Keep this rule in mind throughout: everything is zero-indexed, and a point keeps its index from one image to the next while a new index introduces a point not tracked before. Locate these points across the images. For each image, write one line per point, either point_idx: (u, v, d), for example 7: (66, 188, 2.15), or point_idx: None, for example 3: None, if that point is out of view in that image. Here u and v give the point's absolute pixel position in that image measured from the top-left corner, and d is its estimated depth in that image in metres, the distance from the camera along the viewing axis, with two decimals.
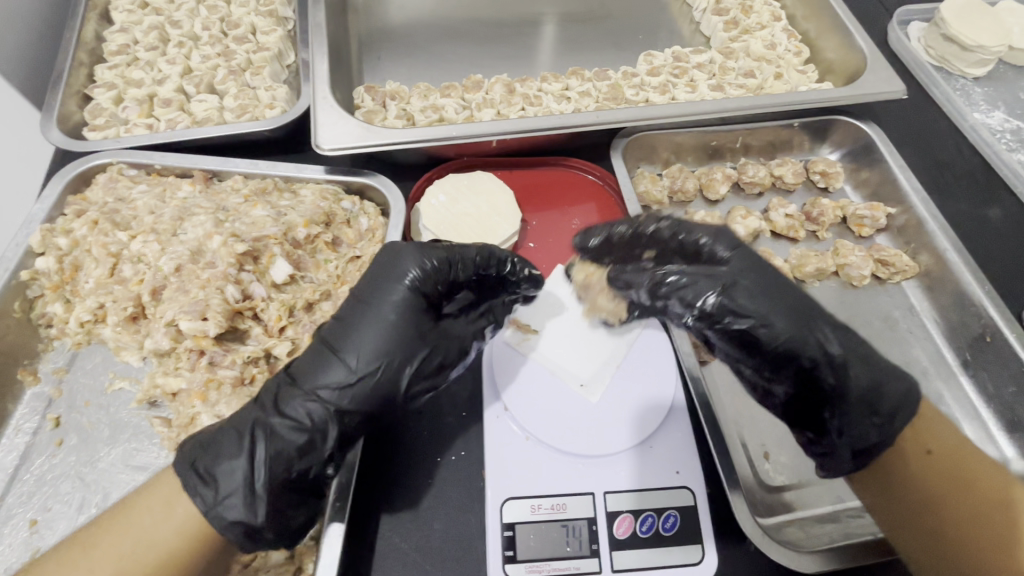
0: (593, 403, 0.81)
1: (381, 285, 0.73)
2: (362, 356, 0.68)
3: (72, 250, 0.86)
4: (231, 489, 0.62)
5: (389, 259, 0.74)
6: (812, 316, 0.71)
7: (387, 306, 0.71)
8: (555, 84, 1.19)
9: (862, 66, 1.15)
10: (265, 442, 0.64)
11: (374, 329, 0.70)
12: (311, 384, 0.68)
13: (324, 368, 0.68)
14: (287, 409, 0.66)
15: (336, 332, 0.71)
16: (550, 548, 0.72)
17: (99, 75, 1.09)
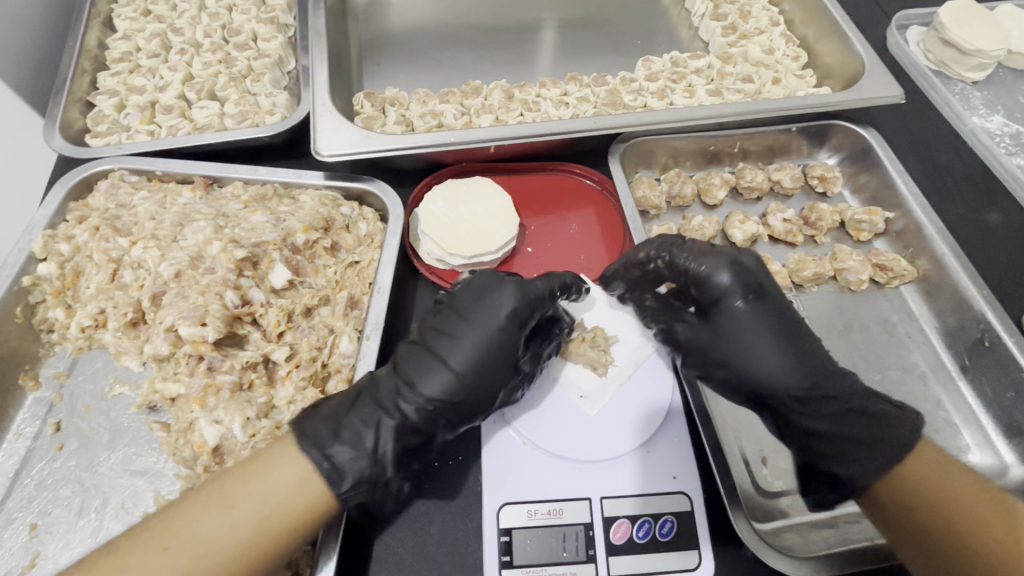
0: (591, 417, 0.80)
1: (485, 304, 0.75)
2: (472, 369, 0.72)
3: (74, 256, 0.87)
4: (354, 478, 0.66)
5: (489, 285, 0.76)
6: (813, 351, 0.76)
7: (495, 324, 0.74)
8: (553, 90, 1.19)
9: (860, 70, 1.16)
10: (379, 441, 0.68)
11: (484, 346, 0.73)
12: (422, 390, 0.71)
13: (431, 375, 0.72)
14: (404, 409, 0.70)
15: (444, 343, 0.73)
16: (546, 554, 0.72)
17: (102, 82, 1.10)
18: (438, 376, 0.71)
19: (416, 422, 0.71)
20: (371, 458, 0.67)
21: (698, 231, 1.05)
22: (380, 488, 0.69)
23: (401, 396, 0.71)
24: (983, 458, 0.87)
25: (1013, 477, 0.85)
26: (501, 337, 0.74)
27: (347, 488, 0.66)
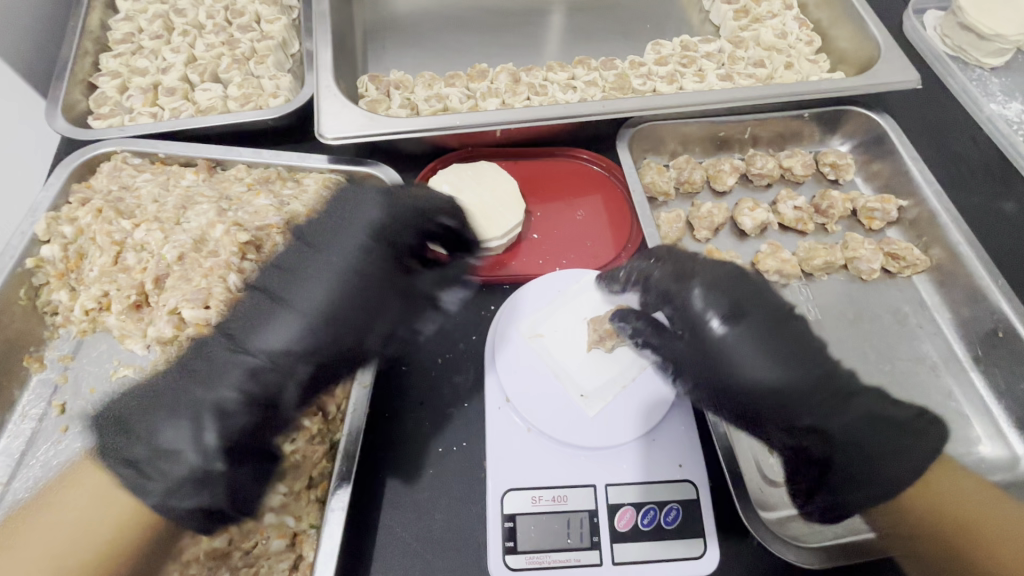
0: (589, 416, 0.78)
1: (323, 237, 0.82)
2: (287, 304, 0.76)
3: (77, 238, 0.86)
4: (179, 428, 0.67)
5: (341, 216, 0.84)
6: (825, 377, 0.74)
7: (340, 257, 0.80)
8: (561, 73, 1.17)
9: (876, 55, 1.13)
10: (226, 388, 0.70)
11: (301, 286, 0.77)
12: (252, 340, 0.74)
13: (264, 322, 0.75)
14: (239, 344, 0.73)
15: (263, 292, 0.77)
16: (551, 540, 0.71)
17: (105, 64, 1.08)
18: (274, 313, 0.76)
19: (255, 355, 0.73)
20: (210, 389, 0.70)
21: (707, 218, 1.04)
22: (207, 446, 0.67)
23: (249, 336, 0.74)
24: (994, 450, 0.86)
25: None
26: (289, 260, 0.80)
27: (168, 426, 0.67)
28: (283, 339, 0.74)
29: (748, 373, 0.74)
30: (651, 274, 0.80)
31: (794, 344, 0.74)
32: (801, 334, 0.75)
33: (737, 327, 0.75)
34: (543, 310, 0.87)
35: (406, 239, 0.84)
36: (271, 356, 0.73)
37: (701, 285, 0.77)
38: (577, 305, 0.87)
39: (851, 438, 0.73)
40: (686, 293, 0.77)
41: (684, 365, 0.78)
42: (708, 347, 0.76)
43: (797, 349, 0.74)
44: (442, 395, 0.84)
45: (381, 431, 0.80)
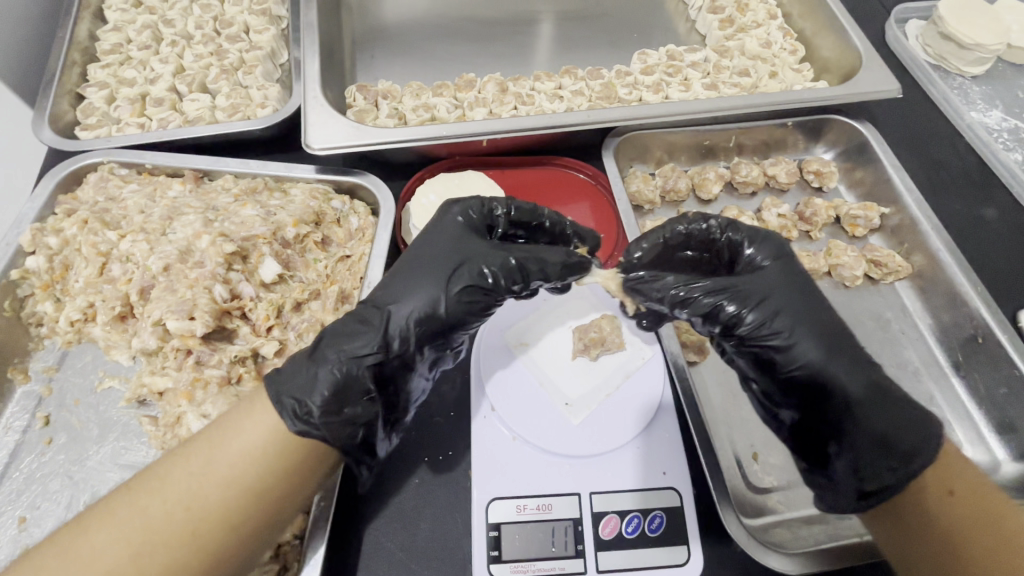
0: (574, 424, 0.79)
1: (446, 248, 0.75)
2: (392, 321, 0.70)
3: (63, 249, 0.86)
4: (309, 386, 0.64)
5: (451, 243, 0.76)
6: (854, 352, 0.68)
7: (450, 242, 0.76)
8: (548, 83, 1.18)
9: (857, 64, 1.14)
10: (384, 330, 0.69)
11: (411, 285, 0.72)
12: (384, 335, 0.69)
13: (358, 335, 0.68)
14: (349, 353, 0.67)
15: (428, 258, 0.74)
16: (535, 548, 0.71)
17: (92, 75, 1.09)
18: (372, 320, 0.70)
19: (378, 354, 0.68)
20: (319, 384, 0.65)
21: None
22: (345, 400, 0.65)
23: (390, 297, 0.72)
24: (975, 455, 0.87)
25: (1006, 475, 0.85)
26: (433, 241, 0.76)
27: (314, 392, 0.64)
28: (429, 298, 0.71)
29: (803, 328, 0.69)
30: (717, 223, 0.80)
31: (831, 314, 0.71)
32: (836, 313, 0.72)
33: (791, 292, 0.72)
34: (530, 318, 0.88)
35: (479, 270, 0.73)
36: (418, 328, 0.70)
37: (760, 243, 0.77)
38: (564, 313, 0.88)
39: (885, 418, 0.66)
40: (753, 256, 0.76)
41: (750, 309, 0.69)
42: (759, 289, 0.71)
43: (836, 321, 0.71)
44: (428, 404, 0.84)
45: None
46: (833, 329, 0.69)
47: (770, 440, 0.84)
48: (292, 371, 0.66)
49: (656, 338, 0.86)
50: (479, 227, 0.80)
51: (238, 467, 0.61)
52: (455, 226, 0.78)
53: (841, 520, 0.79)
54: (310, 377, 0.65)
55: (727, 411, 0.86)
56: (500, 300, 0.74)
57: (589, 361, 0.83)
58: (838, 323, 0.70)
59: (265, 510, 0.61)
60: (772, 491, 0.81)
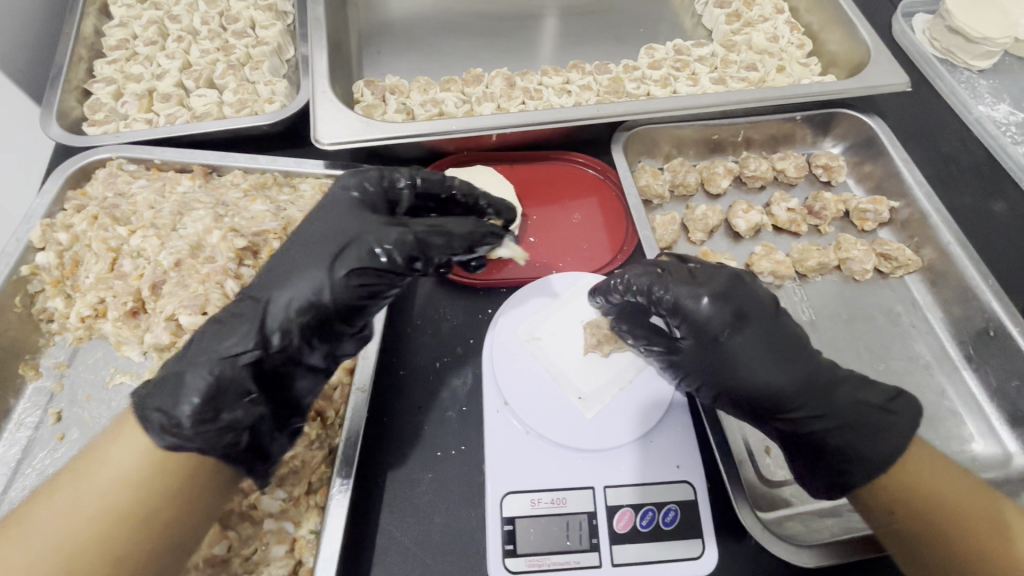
0: (587, 418, 0.79)
1: (331, 230, 0.72)
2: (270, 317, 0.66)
3: (73, 245, 0.86)
4: (170, 396, 0.58)
5: (333, 221, 0.72)
6: (826, 394, 0.73)
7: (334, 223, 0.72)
8: (555, 78, 1.18)
9: (866, 57, 1.14)
10: (260, 326, 0.65)
11: (292, 275, 0.68)
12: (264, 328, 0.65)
13: (233, 331, 0.64)
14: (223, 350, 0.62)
15: (307, 243, 0.71)
16: (550, 543, 0.71)
17: (99, 70, 1.08)
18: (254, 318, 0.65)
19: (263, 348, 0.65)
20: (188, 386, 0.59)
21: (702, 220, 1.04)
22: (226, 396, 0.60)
23: (274, 286, 0.68)
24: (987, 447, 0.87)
25: (1017, 467, 0.85)
26: (318, 222, 0.73)
27: (186, 399, 0.58)
28: (312, 284, 0.68)
29: (760, 376, 0.73)
30: (660, 284, 0.75)
31: (794, 362, 0.74)
32: (798, 344, 0.75)
33: (744, 329, 0.74)
34: (542, 312, 0.87)
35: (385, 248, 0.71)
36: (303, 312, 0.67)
37: (709, 292, 0.74)
38: (577, 308, 0.88)
39: (871, 458, 0.70)
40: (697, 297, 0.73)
41: (696, 384, 0.76)
42: (721, 358, 0.74)
43: (798, 365, 0.74)
44: (440, 398, 0.84)
45: (379, 435, 0.80)
46: (801, 383, 0.73)
47: None
48: (162, 379, 0.60)
49: (668, 332, 0.86)
50: (375, 200, 0.78)
51: (111, 494, 0.55)
52: (335, 209, 0.74)
53: (854, 513, 0.79)
54: (178, 388, 0.60)
55: None
56: (399, 281, 0.73)
57: (601, 355, 0.83)
58: (807, 371, 0.73)
59: (148, 535, 0.56)
60: (785, 485, 0.81)
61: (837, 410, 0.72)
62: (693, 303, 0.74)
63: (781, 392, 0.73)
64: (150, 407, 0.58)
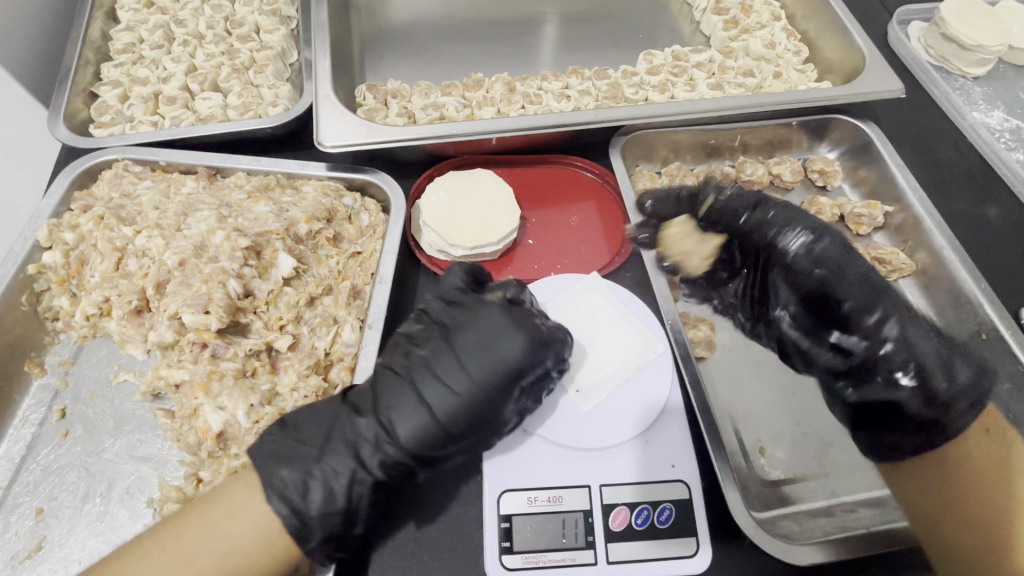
0: (584, 411, 0.80)
1: (482, 334, 0.75)
2: (397, 425, 0.71)
3: (79, 245, 0.87)
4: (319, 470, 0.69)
5: (489, 329, 0.75)
6: (884, 298, 0.78)
7: (486, 378, 0.72)
8: (555, 83, 1.20)
9: (861, 64, 1.16)
10: (386, 426, 0.71)
11: (461, 357, 0.73)
12: (389, 423, 0.71)
13: (404, 415, 0.71)
14: (363, 447, 0.71)
15: (416, 370, 0.73)
16: (546, 540, 0.73)
17: (106, 74, 1.10)
18: (415, 410, 0.71)
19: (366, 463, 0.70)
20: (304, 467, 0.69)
21: None
22: (338, 495, 0.68)
23: (395, 398, 0.72)
24: None
25: None
26: (447, 368, 0.73)
27: (285, 468, 0.68)
28: (443, 396, 0.71)
29: (852, 289, 0.79)
30: (769, 230, 0.86)
31: (874, 290, 0.79)
32: (869, 274, 0.80)
33: (877, 283, 0.79)
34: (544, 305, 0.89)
35: (524, 362, 0.73)
36: (420, 450, 0.71)
37: (826, 239, 0.83)
38: (578, 304, 0.89)
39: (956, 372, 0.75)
40: (790, 231, 0.85)
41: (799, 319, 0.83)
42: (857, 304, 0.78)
43: (874, 289, 0.79)
44: None
45: None
46: (901, 319, 0.77)
47: (776, 434, 0.85)
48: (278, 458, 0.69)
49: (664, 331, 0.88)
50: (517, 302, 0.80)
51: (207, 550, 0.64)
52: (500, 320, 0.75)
53: (848, 513, 0.80)
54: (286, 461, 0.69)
55: (734, 405, 0.87)
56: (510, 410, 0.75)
57: (601, 350, 0.85)
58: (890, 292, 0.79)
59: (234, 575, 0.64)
60: (779, 485, 0.82)
61: (912, 322, 0.77)
62: (839, 254, 0.81)
63: (885, 325, 0.77)
64: (273, 481, 0.67)
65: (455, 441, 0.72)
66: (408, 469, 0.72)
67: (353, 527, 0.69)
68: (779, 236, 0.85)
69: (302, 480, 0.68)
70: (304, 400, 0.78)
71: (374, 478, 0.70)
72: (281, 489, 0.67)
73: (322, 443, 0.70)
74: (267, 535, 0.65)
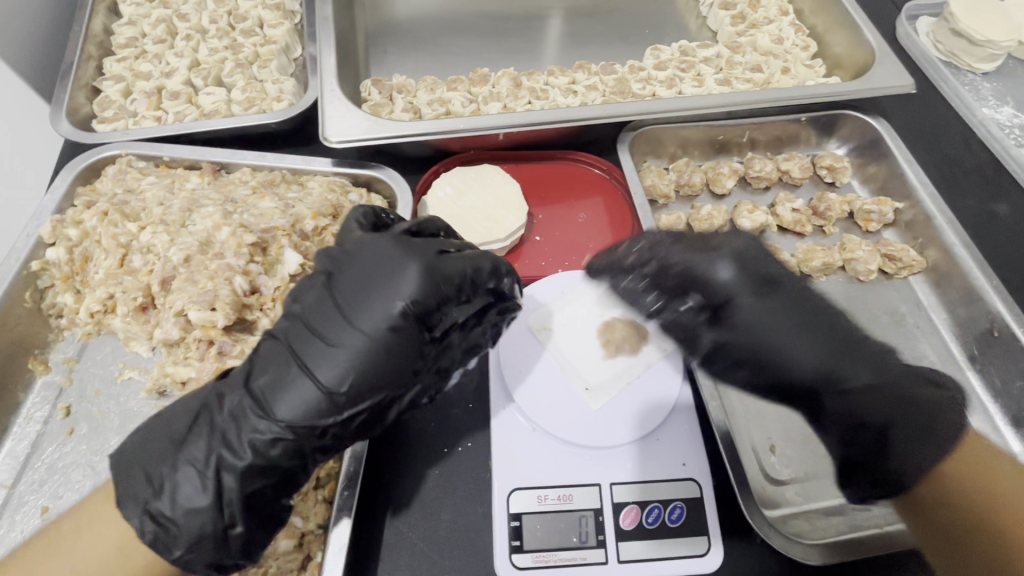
0: (592, 410, 0.79)
1: (372, 287, 0.67)
2: (278, 402, 0.63)
3: (83, 241, 0.86)
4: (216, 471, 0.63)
5: (379, 273, 0.67)
6: (847, 343, 0.75)
7: (375, 329, 0.65)
8: (562, 78, 1.19)
9: (870, 59, 1.15)
10: (263, 399, 0.64)
11: (352, 310, 0.66)
12: (274, 397, 0.64)
13: (286, 391, 0.64)
14: (244, 428, 0.64)
15: (295, 330, 0.67)
16: (556, 539, 0.72)
17: (109, 68, 1.09)
18: (300, 381, 0.64)
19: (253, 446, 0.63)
20: (182, 459, 0.63)
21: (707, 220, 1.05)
22: (206, 487, 0.62)
23: (284, 364, 0.65)
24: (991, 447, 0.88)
25: None
26: (330, 325, 0.66)
27: (168, 467, 0.63)
28: (338, 361, 0.64)
29: (790, 346, 0.74)
30: (680, 254, 0.78)
31: (828, 329, 0.75)
32: (820, 308, 0.77)
33: (792, 302, 0.76)
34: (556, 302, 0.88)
35: (419, 306, 0.66)
36: (306, 420, 0.63)
37: (727, 262, 0.77)
38: (590, 302, 0.88)
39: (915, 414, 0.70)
40: (711, 260, 0.77)
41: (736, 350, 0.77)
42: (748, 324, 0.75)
43: (823, 322, 0.76)
44: (448, 394, 0.84)
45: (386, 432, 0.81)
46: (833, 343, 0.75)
47: (787, 433, 0.85)
48: (151, 462, 0.63)
49: None
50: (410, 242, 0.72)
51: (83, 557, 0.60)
52: (392, 265, 0.67)
53: (860, 512, 0.79)
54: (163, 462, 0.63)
55: (744, 403, 0.87)
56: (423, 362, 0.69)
57: (611, 348, 0.84)
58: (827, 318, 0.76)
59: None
60: (790, 483, 0.81)
61: (861, 354, 0.74)
62: (751, 276, 0.77)
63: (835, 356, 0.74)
64: (125, 489, 0.62)
65: (348, 402, 0.64)
66: (300, 445, 0.65)
67: (232, 527, 0.63)
68: (702, 273, 0.77)
69: (193, 476, 0.62)
70: None
71: (246, 463, 0.63)
72: (136, 494, 0.61)
73: (186, 427, 0.64)
74: (121, 543, 0.61)
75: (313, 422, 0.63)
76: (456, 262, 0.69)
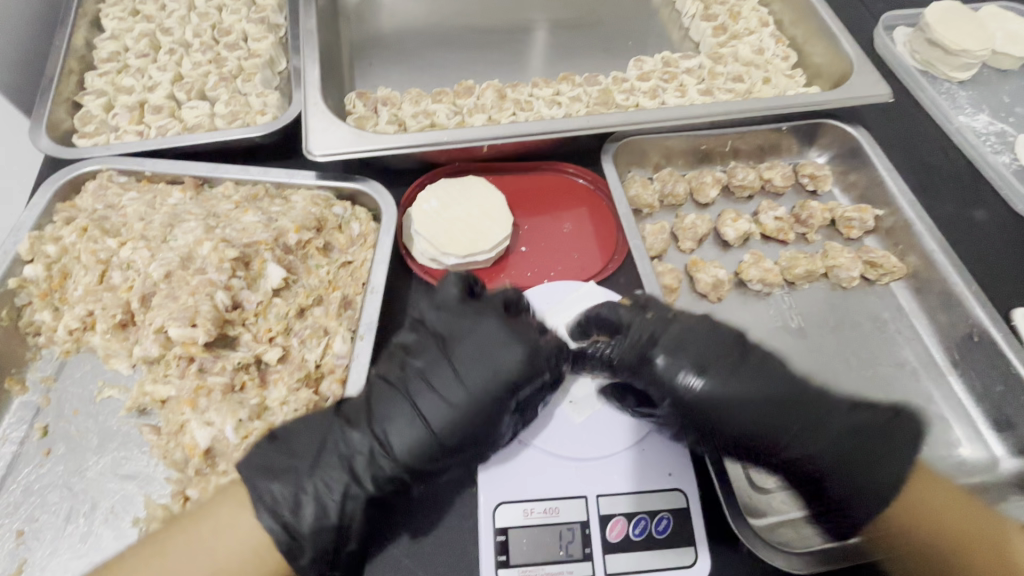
0: (575, 423, 0.80)
1: (481, 356, 0.73)
2: (394, 444, 0.71)
3: (61, 257, 0.85)
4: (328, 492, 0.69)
5: (488, 342, 0.74)
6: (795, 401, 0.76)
7: (482, 393, 0.72)
8: (546, 89, 1.20)
9: (848, 70, 1.17)
10: (383, 438, 0.71)
11: (463, 372, 0.73)
12: (389, 441, 0.71)
13: (403, 433, 0.71)
14: (362, 463, 0.71)
15: (410, 377, 0.74)
16: (543, 553, 0.71)
17: (90, 83, 1.08)
18: (414, 428, 0.71)
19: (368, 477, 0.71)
20: (308, 476, 0.69)
21: (691, 229, 1.06)
22: (332, 510, 0.69)
23: (398, 412, 0.72)
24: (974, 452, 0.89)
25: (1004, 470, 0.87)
26: (443, 382, 0.73)
27: (275, 481, 0.68)
28: (446, 415, 0.72)
29: (754, 424, 0.75)
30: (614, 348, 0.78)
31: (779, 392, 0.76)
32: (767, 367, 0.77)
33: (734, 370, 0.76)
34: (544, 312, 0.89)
35: (523, 380, 0.73)
36: (417, 463, 0.71)
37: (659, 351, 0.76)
38: (577, 313, 0.89)
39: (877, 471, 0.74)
40: (651, 357, 0.76)
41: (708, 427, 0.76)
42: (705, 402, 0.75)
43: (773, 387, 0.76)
44: None
45: None
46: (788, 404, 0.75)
47: None
48: (274, 473, 0.69)
49: None
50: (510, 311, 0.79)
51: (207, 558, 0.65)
52: (503, 336, 0.74)
53: None
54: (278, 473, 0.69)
55: None
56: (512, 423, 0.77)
57: None
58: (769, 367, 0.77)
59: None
60: (776, 491, 0.81)
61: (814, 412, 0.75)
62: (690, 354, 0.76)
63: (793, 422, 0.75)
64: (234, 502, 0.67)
65: (451, 453, 0.73)
66: (403, 482, 0.73)
67: (346, 544, 0.70)
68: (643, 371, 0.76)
69: (293, 494, 0.68)
70: (293, 415, 0.76)
71: (366, 492, 0.71)
72: (270, 504, 0.67)
73: (314, 457, 0.70)
74: (258, 548, 0.66)
75: (423, 466, 0.72)
76: (556, 343, 0.76)
